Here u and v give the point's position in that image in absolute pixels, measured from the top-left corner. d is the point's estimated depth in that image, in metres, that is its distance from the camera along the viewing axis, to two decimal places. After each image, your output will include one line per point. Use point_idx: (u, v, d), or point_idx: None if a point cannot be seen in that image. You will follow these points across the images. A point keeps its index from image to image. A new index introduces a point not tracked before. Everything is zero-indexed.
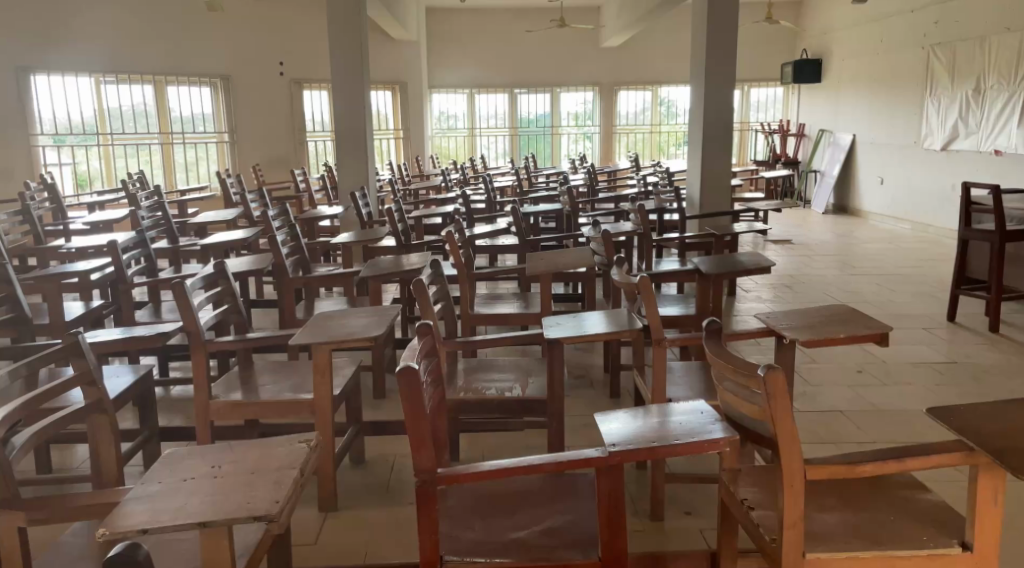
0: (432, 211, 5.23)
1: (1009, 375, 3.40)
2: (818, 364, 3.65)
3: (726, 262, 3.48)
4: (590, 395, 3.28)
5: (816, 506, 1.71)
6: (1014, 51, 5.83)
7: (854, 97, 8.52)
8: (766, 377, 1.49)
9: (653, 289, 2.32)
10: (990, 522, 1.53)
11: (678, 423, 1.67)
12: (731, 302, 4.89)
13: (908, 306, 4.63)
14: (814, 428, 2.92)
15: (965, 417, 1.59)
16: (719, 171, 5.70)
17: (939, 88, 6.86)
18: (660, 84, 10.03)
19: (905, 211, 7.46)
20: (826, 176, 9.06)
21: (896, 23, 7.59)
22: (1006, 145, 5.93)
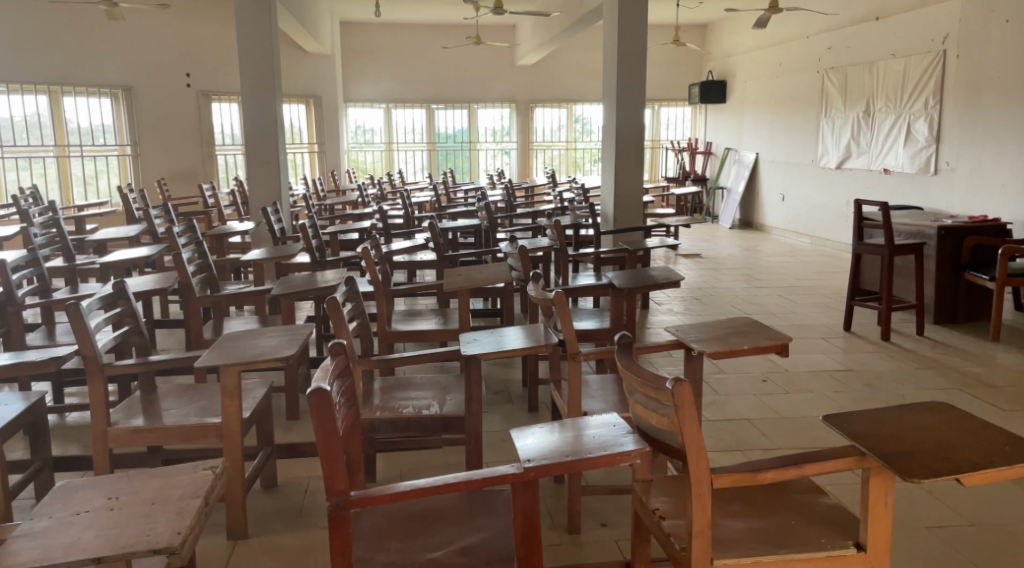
0: (348, 227, 5.15)
1: (899, 381, 3.62)
2: (726, 374, 3.78)
3: (639, 276, 3.57)
4: (508, 409, 3.29)
5: (722, 513, 1.78)
6: (898, 77, 6.24)
7: (756, 117, 8.92)
8: (674, 390, 1.53)
9: (567, 304, 2.35)
10: (882, 523, 1.62)
11: (591, 436, 1.70)
12: (645, 316, 5.02)
13: (808, 317, 4.87)
14: (723, 437, 3.02)
15: (857, 423, 1.68)
16: (631, 187, 5.85)
17: (832, 109, 7.27)
18: (575, 102, 10.23)
19: (805, 226, 7.85)
20: (733, 192, 9.44)
21: (793, 48, 8.01)
22: (894, 164, 6.33)
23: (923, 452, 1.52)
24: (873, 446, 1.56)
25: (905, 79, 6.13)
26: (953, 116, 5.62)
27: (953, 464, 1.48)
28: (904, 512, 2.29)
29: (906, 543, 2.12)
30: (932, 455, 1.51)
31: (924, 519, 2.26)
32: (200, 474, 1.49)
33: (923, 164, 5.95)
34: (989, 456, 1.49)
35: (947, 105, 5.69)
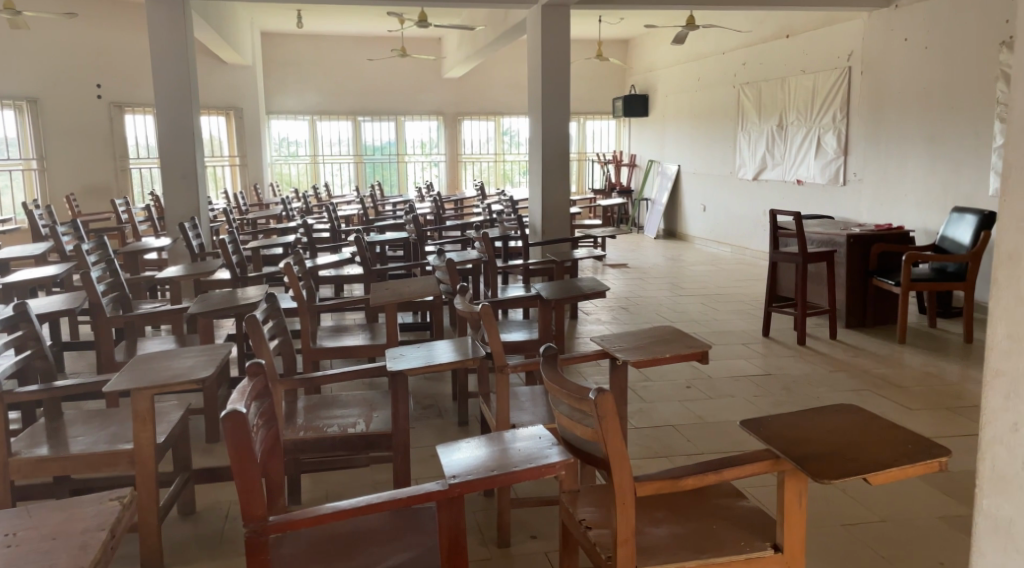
0: (271, 241, 5.02)
1: (814, 384, 3.77)
2: (652, 382, 3.85)
3: (567, 287, 3.59)
4: (437, 423, 3.27)
5: (647, 520, 1.80)
6: (808, 92, 6.53)
7: (677, 130, 9.17)
8: (598, 400, 1.55)
9: (494, 317, 2.34)
10: (797, 525, 1.68)
11: (518, 449, 1.70)
12: (573, 326, 5.07)
13: (730, 324, 5.02)
14: (649, 444, 3.07)
15: (771, 426, 1.73)
16: (558, 199, 5.91)
17: (747, 122, 7.55)
18: (502, 115, 10.28)
19: (725, 235, 8.09)
20: (657, 203, 9.66)
21: (711, 63, 8.28)
22: (807, 174, 6.60)
23: (833, 454, 1.58)
24: (787, 449, 1.61)
25: (815, 94, 6.42)
26: (859, 129, 5.91)
27: (862, 464, 1.53)
28: (820, 512, 2.38)
29: (822, 541, 2.21)
30: (841, 456, 1.57)
31: (838, 517, 2.35)
32: (106, 504, 1.42)
33: (832, 175, 6.24)
34: (893, 456, 1.56)
35: (854, 120, 5.98)
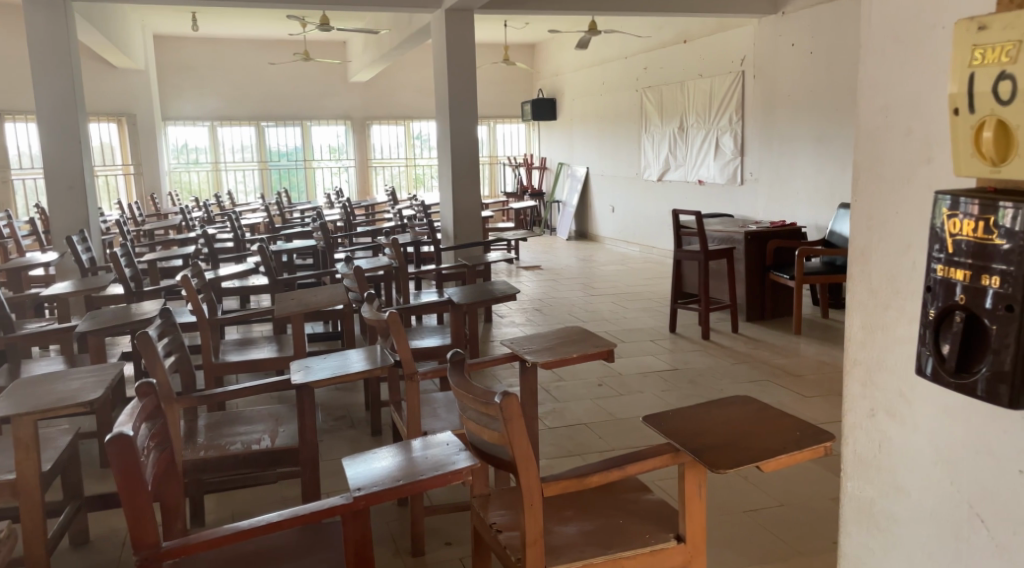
0: (170, 253, 4.80)
1: (718, 376, 3.92)
2: (564, 382, 3.90)
3: (478, 291, 3.60)
4: (349, 434, 3.21)
5: (556, 520, 1.83)
6: (706, 95, 6.78)
7: (585, 133, 9.34)
8: (503, 403, 1.55)
9: (402, 325, 2.32)
10: (699, 516, 1.72)
11: (425, 457, 1.68)
12: (487, 330, 5.08)
13: (638, 322, 5.15)
14: (562, 443, 3.12)
15: (672, 422, 1.79)
16: (469, 203, 5.90)
17: (651, 125, 7.77)
18: (412, 119, 10.18)
19: (634, 235, 8.30)
20: (567, 205, 9.80)
21: (614, 67, 8.47)
22: (707, 175, 6.85)
23: (728, 445, 1.64)
24: (687, 442, 1.66)
25: (712, 98, 6.67)
26: (753, 131, 6.18)
27: (754, 453, 1.60)
28: (724, 500, 2.47)
29: (725, 529, 2.29)
30: (735, 446, 1.63)
31: (739, 504, 2.44)
32: None
33: (731, 175, 6.50)
34: (783, 444, 1.63)
35: (748, 122, 6.24)
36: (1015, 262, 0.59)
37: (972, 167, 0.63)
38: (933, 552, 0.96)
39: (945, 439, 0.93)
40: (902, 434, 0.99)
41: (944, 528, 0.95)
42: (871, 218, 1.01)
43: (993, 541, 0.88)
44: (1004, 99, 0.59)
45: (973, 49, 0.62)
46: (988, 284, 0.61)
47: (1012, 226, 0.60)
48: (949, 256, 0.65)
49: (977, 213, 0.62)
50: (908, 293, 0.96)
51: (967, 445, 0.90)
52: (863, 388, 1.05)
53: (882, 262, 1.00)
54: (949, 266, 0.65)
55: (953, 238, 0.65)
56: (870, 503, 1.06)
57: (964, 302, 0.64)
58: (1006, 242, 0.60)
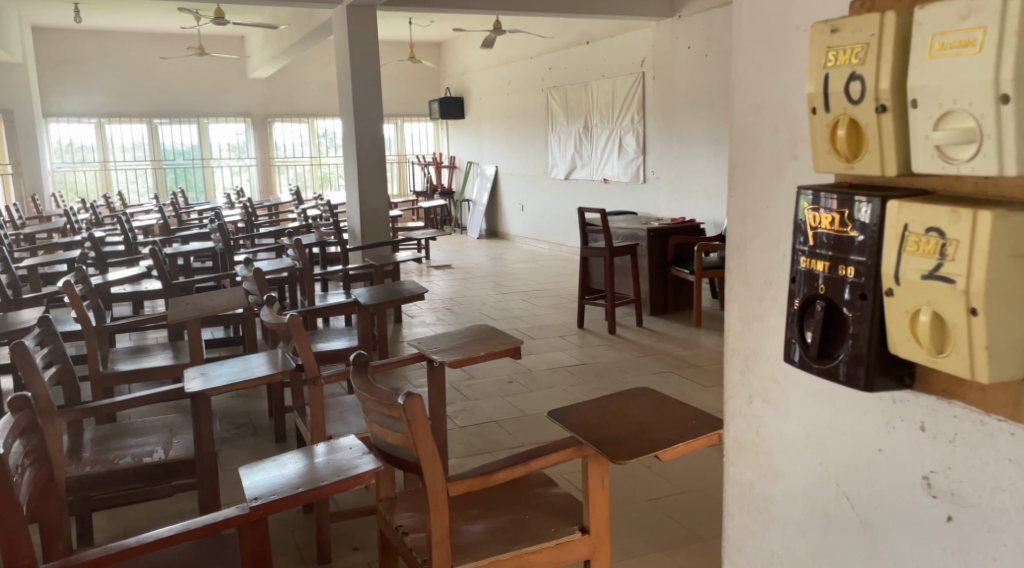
0: (52, 258, 4.51)
1: (623, 370, 4.01)
2: (475, 381, 3.89)
3: (386, 292, 3.54)
4: (251, 442, 3.10)
5: (463, 519, 1.82)
6: (609, 96, 6.93)
7: (493, 133, 9.38)
8: (407, 404, 1.53)
9: (303, 327, 2.25)
10: (602, 506, 1.76)
11: (326, 462, 1.64)
12: (397, 330, 5.00)
13: (547, 318, 5.21)
14: (471, 441, 3.11)
15: (576, 416, 1.81)
16: (375, 202, 5.79)
17: (557, 125, 7.88)
18: (316, 117, 9.93)
19: (543, 233, 8.40)
20: (477, 204, 9.82)
21: (521, 67, 8.54)
22: (612, 174, 7.01)
23: (629, 436, 1.68)
24: (590, 435, 1.69)
25: (615, 98, 6.83)
26: (654, 130, 6.36)
27: (653, 443, 1.64)
28: (630, 490, 2.53)
29: (629, 518, 2.34)
30: (635, 437, 1.67)
31: (642, 494, 2.50)
32: None
33: (635, 173, 6.66)
34: (681, 433, 1.69)
35: (650, 122, 6.41)
36: (866, 254, 0.59)
37: (830, 163, 0.63)
38: (810, 540, 0.77)
39: (817, 424, 0.74)
40: (778, 421, 0.80)
41: (816, 524, 0.76)
42: (746, 211, 0.82)
43: (864, 540, 0.70)
44: (855, 99, 0.58)
45: (827, 52, 0.60)
46: (844, 273, 0.61)
47: (863, 218, 0.59)
48: (812, 248, 0.64)
49: (835, 207, 0.62)
50: (773, 298, 0.79)
51: (837, 430, 0.72)
52: (741, 375, 0.85)
53: (757, 256, 0.81)
54: (811, 258, 0.64)
55: (814, 231, 0.64)
56: (748, 488, 0.85)
57: (825, 291, 0.63)
58: (859, 235, 0.59)
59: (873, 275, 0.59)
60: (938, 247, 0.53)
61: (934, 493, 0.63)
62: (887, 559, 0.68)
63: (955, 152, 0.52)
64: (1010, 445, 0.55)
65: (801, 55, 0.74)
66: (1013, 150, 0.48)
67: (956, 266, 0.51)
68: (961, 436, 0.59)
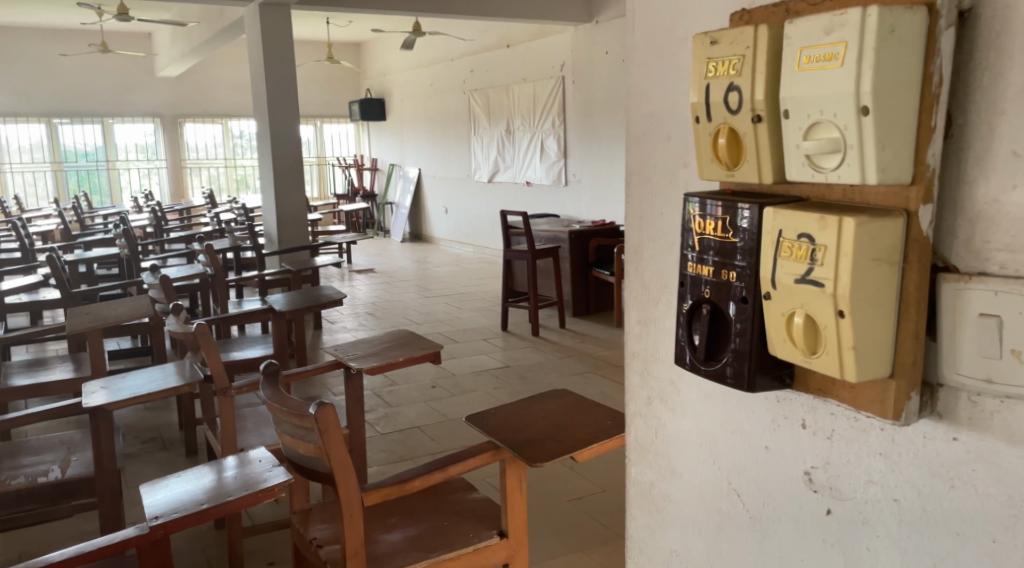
0: None
1: (546, 371, 4.04)
2: (397, 387, 3.84)
3: (304, 298, 3.45)
4: (161, 457, 2.98)
5: (380, 528, 1.79)
6: (530, 99, 6.99)
7: (415, 135, 9.31)
8: (318, 413, 1.49)
9: (211, 335, 2.17)
10: (520, 509, 1.76)
11: (234, 477, 1.58)
12: (317, 337, 4.89)
13: (471, 321, 5.20)
14: (392, 448, 3.07)
15: (493, 420, 1.80)
16: (293, 205, 5.65)
17: (479, 127, 7.88)
18: (230, 117, 9.62)
19: (467, 236, 8.39)
20: (400, 207, 9.72)
21: (442, 69, 8.50)
22: (534, 176, 7.07)
23: (546, 438, 1.68)
24: (507, 439, 1.68)
25: (536, 102, 6.89)
26: (575, 134, 6.44)
27: (568, 444, 1.64)
28: (551, 491, 2.55)
29: (550, 519, 2.36)
30: (552, 439, 1.68)
31: (563, 494, 2.52)
32: None
33: (556, 176, 6.74)
34: (596, 434, 1.70)
35: (570, 125, 6.50)
36: (747, 258, 0.61)
37: (714, 171, 0.65)
38: (705, 539, 0.79)
39: (711, 425, 0.76)
40: (674, 421, 0.81)
41: (710, 522, 0.78)
42: (642, 216, 0.84)
43: (754, 536, 0.72)
44: (734, 108, 0.60)
45: (708, 62, 0.62)
46: (725, 278, 0.63)
47: (742, 224, 0.61)
48: (698, 252, 0.66)
49: (718, 214, 0.63)
50: (667, 302, 0.81)
51: (727, 428, 0.74)
52: (640, 377, 0.86)
53: (655, 259, 0.82)
54: (697, 263, 0.66)
55: (700, 237, 0.65)
56: (648, 488, 0.87)
57: (709, 296, 0.65)
58: (739, 240, 0.61)
59: (752, 280, 0.61)
60: (808, 253, 0.55)
61: (815, 487, 0.65)
62: (772, 552, 0.70)
63: (823, 160, 0.54)
64: (880, 439, 0.58)
65: (686, 64, 0.76)
66: (872, 161, 0.51)
67: (826, 270, 0.53)
68: (838, 432, 0.62)
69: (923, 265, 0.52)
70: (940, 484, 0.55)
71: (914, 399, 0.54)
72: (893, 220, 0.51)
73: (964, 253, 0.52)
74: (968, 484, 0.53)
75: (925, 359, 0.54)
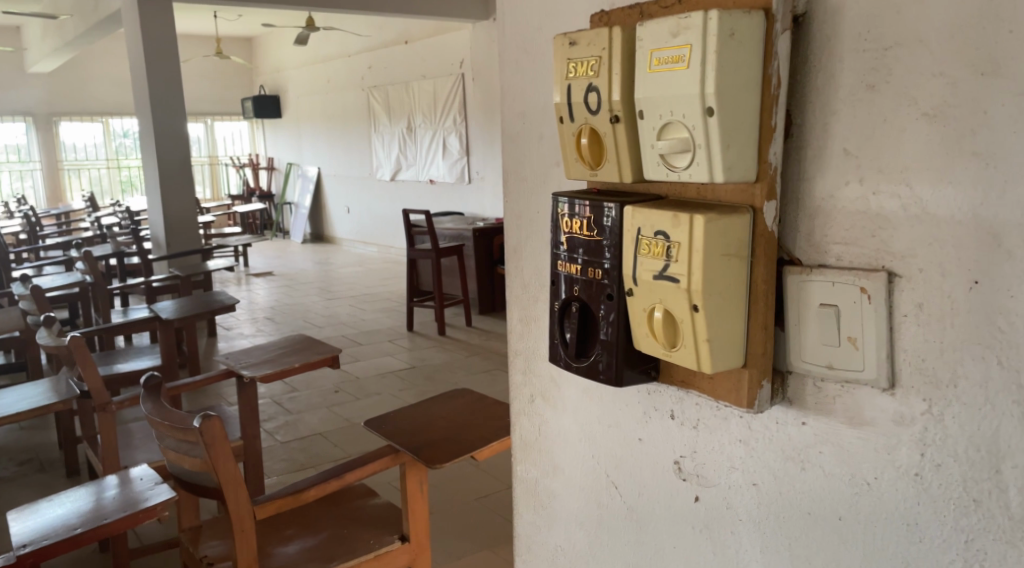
0: None
1: (452, 370, 4.03)
2: (298, 393, 3.74)
3: (194, 305, 3.30)
4: (39, 479, 2.78)
5: (276, 541, 1.73)
6: (430, 96, 6.95)
7: (313, 133, 9.08)
8: (203, 426, 1.42)
9: (88, 349, 2.04)
10: (422, 512, 1.74)
11: (113, 498, 1.48)
12: (212, 345, 4.70)
13: (375, 323, 5.13)
14: (294, 456, 2.99)
15: (392, 423, 1.77)
16: (182, 207, 5.40)
17: (379, 125, 7.77)
18: (111, 115, 9.08)
19: (370, 236, 8.26)
20: (300, 207, 9.45)
21: (339, 65, 8.32)
22: (437, 174, 7.03)
23: (445, 438, 1.67)
24: (406, 441, 1.66)
25: (436, 98, 6.85)
26: (476, 131, 6.45)
27: (468, 443, 1.64)
28: (458, 490, 2.54)
29: (456, 518, 2.36)
30: (451, 439, 1.66)
31: (470, 493, 2.52)
32: None
33: (459, 174, 6.73)
34: (496, 433, 1.70)
35: (471, 123, 6.50)
36: (611, 256, 0.62)
37: (578, 171, 0.66)
38: (589, 533, 0.80)
39: (589, 421, 0.77)
40: (556, 418, 0.82)
41: (589, 517, 0.80)
42: (519, 215, 0.84)
43: (631, 528, 0.74)
44: (593, 109, 0.61)
45: (569, 63, 0.63)
46: (594, 276, 0.64)
47: (606, 223, 0.62)
48: (568, 251, 0.66)
49: (584, 213, 0.64)
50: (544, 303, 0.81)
51: (603, 423, 0.75)
52: (523, 375, 0.87)
53: (532, 260, 0.83)
54: (567, 262, 0.67)
55: (569, 236, 0.66)
56: (532, 484, 0.88)
57: (579, 294, 0.66)
58: (604, 237, 0.62)
59: (618, 278, 0.62)
60: (665, 249, 0.56)
61: (683, 476, 0.67)
62: (649, 544, 0.72)
63: (677, 160, 0.55)
64: (740, 426, 0.61)
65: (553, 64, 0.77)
66: (719, 160, 0.52)
67: (680, 266, 0.55)
68: (702, 421, 0.64)
69: (769, 258, 0.55)
70: (791, 466, 0.57)
71: (766, 387, 0.56)
72: (739, 217, 0.54)
73: (807, 247, 0.54)
74: (815, 465, 0.56)
75: (776, 349, 0.57)
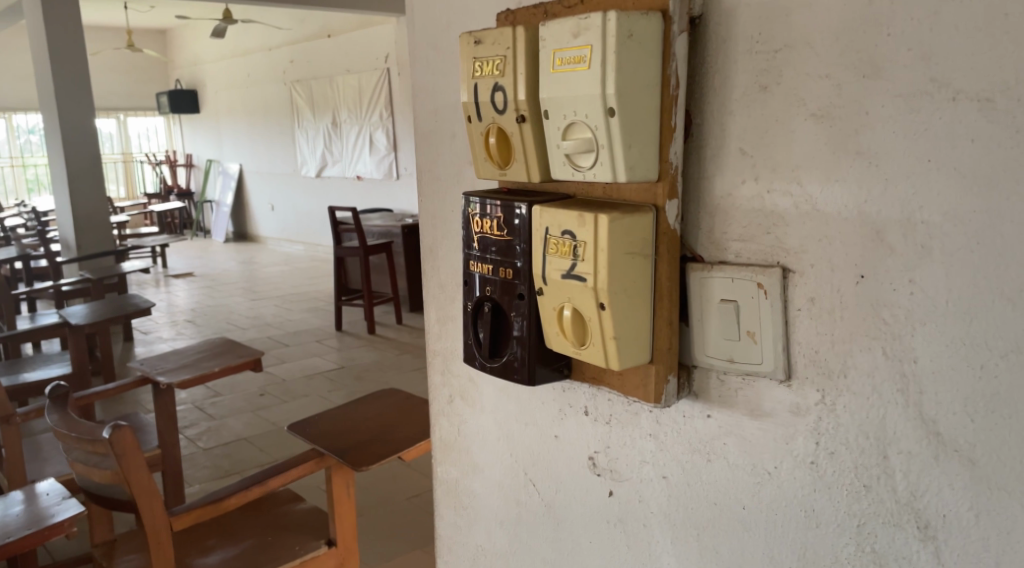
0: None
1: (382, 370, 3.98)
2: (222, 397, 3.63)
3: (107, 309, 3.15)
4: None
5: (196, 552, 1.68)
6: (355, 91, 6.83)
7: (233, 128, 8.80)
8: (112, 437, 1.35)
9: None
10: (349, 516, 1.71)
11: (15, 515, 1.40)
12: (129, 350, 4.51)
13: (303, 323, 5.02)
14: (218, 463, 2.90)
15: (317, 426, 1.73)
16: (93, 207, 5.16)
17: (303, 120, 7.60)
18: (13, 111, 8.61)
19: (295, 234, 8.08)
20: (221, 205, 9.16)
21: (260, 59, 8.10)
22: (364, 170, 6.92)
23: (372, 440, 1.64)
24: (330, 444, 1.63)
25: (361, 93, 6.74)
26: (403, 127, 6.37)
27: (394, 444, 1.62)
28: (388, 490, 2.52)
29: (386, 519, 2.33)
30: (376, 440, 1.64)
31: (401, 493, 2.50)
32: None
33: (386, 170, 6.65)
34: (423, 433, 1.69)
35: (398, 118, 6.42)
36: (521, 255, 0.62)
37: (488, 170, 0.65)
38: (509, 531, 0.80)
39: (507, 419, 0.78)
40: (475, 418, 0.82)
41: (509, 516, 0.80)
42: (434, 215, 0.83)
43: (549, 525, 0.75)
44: (500, 109, 0.61)
45: (474, 62, 0.62)
46: (505, 276, 0.64)
47: (516, 222, 0.62)
48: (479, 251, 0.66)
49: (494, 212, 0.64)
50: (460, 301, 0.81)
51: (521, 421, 0.76)
52: (442, 376, 0.86)
53: (448, 260, 0.82)
54: (479, 262, 0.66)
55: (480, 236, 0.66)
56: (453, 485, 0.87)
57: (491, 293, 0.66)
58: (514, 235, 0.62)
59: (527, 276, 0.62)
60: (572, 248, 0.56)
61: (597, 470, 0.68)
62: (566, 540, 0.73)
63: (580, 160, 0.56)
64: (649, 421, 0.62)
65: None
66: (621, 160, 0.53)
67: (586, 265, 0.55)
68: (614, 417, 0.65)
69: (672, 256, 0.56)
70: (698, 460, 0.59)
71: (671, 381, 0.58)
72: (642, 215, 0.54)
73: (709, 245, 0.55)
74: (720, 457, 0.57)
75: (681, 344, 0.58)
